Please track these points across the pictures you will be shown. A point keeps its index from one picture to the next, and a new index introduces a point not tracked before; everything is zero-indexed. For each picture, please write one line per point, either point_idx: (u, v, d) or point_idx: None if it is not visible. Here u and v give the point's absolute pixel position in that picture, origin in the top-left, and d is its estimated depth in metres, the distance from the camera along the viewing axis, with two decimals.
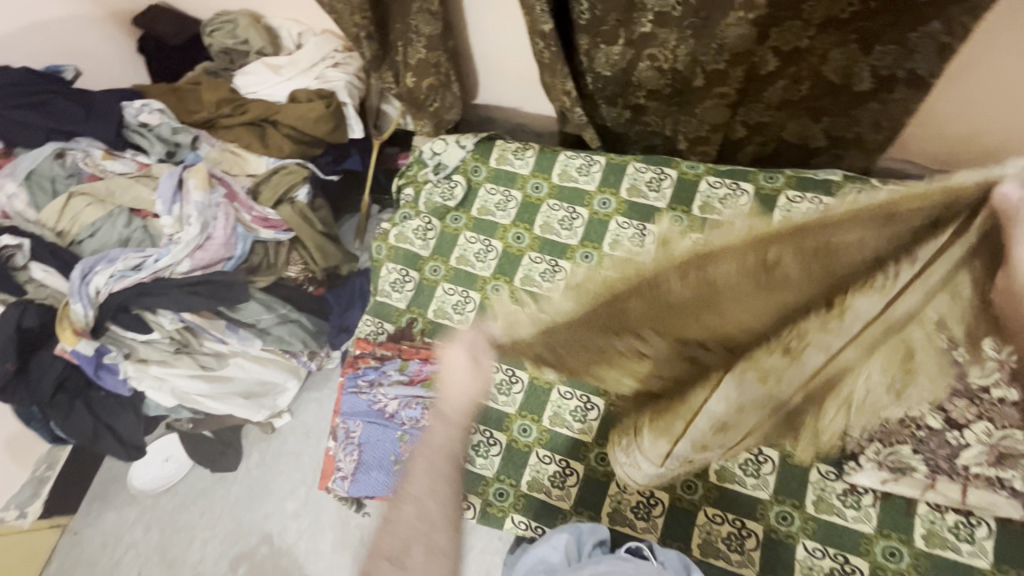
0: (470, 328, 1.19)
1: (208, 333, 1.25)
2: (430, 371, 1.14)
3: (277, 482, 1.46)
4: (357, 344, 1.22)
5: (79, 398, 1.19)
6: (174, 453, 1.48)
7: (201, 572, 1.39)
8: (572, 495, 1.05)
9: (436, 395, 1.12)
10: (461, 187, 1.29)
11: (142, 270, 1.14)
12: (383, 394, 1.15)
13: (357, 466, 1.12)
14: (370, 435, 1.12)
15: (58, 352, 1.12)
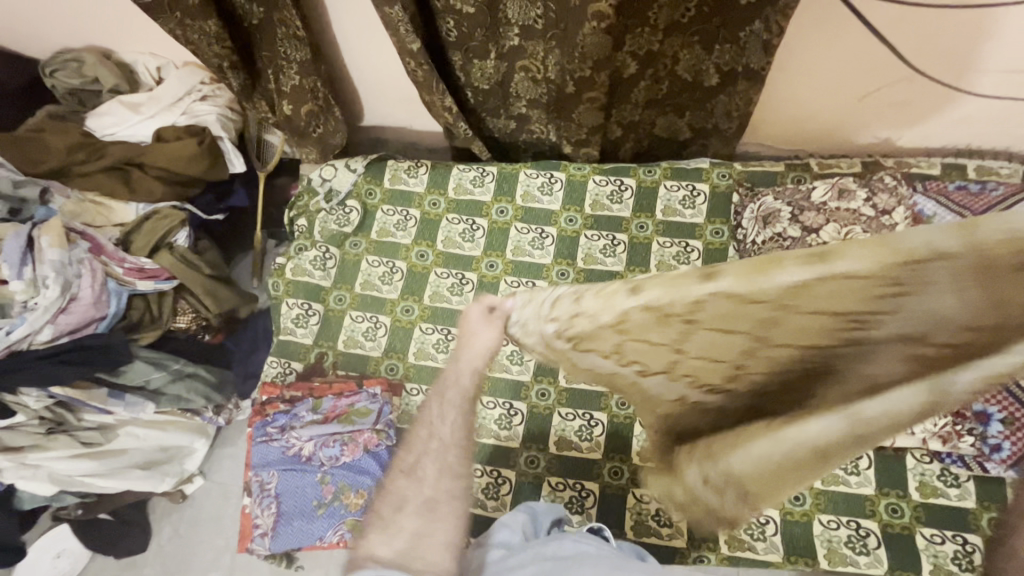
0: (385, 353, 1.16)
1: (87, 405, 1.11)
2: (349, 404, 1.10)
3: (195, 554, 1.33)
4: (261, 389, 1.14)
5: None
6: (66, 547, 1.30)
7: None
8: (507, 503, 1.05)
9: (355, 428, 1.07)
10: (357, 211, 1.26)
11: None
12: (296, 437, 1.07)
13: (277, 519, 1.04)
14: (287, 484, 1.05)
15: None
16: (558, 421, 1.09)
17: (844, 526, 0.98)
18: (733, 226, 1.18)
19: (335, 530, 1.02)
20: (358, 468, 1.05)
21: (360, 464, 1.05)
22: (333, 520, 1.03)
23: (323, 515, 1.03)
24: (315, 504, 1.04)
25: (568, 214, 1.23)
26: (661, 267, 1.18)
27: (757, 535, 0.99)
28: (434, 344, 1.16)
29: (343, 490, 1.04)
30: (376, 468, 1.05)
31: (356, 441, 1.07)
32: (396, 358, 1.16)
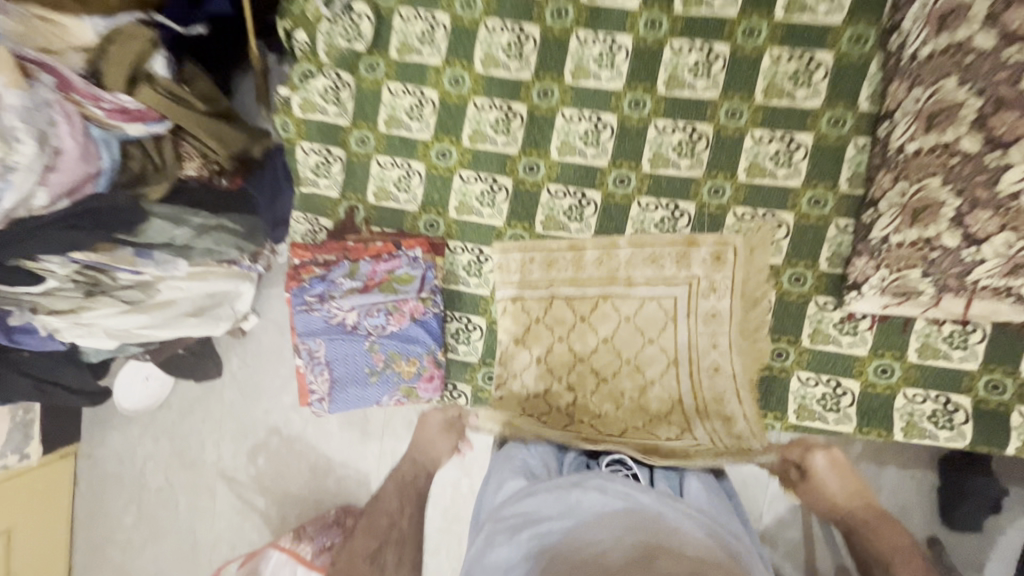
0: (422, 207, 1.11)
1: (118, 267, 1.04)
2: (392, 265, 0.97)
3: (266, 380, 1.61)
4: (293, 252, 0.99)
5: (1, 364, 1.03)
6: (151, 372, 1.58)
7: (224, 466, 1.65)
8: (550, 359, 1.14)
9: (398, 298, 0.95)
10: (368, 19, 1.02)
11: None
12: (338, 307, 0.95)
13: (332, 387, 0.95)
14: (337, 351, 0.95)
15: None
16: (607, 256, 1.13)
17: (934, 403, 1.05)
18: (883, 26, 0.99)
19: (389, 395, 1.00)
20: (407, 337, 0.96)
21: (409, 333, 0.96)
22: (386, 387, 0.99)
23: (377, 382, 0.98)
24: (367, 372, 0.98)
25: (651, 17, 1.04)
26: (768, 89, 1.05)
27: (831, 405, 1.09)
28: (478, 196, 1.10)
29: (393, 358, 0.97)
30: (426, 336, 0.96)
31: (401, 310, 0.96)
32: (435, 213, 1.11)
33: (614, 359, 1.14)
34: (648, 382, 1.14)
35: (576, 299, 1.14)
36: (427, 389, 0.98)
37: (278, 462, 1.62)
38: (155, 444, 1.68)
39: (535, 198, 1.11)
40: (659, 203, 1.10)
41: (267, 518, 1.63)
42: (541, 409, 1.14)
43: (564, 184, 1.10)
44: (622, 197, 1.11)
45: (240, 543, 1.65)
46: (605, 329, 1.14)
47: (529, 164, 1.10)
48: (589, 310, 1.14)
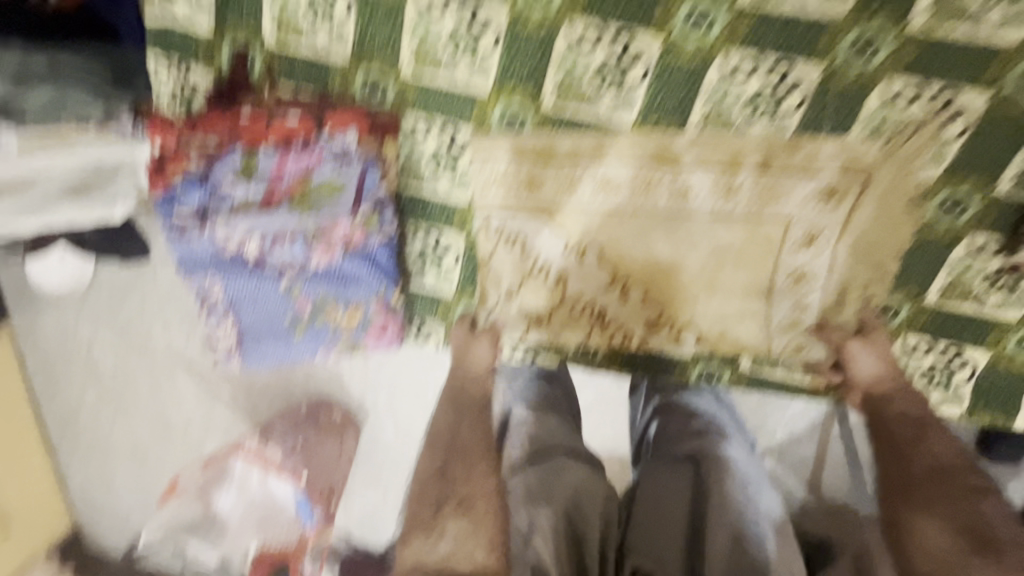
0: (356, 56, 0.87)
1: None
2: (352, 228, 0.92)
3: None
4: (150, 134, 0.87)
5: None
6: (65, 252, 1.33)
7: (178, 354, 1.48)
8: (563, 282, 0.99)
9: (322, 225, 0.91)
10: None
11: None
12: (229, 232, 0.90)
13: (242, 334, 1.07)
14: (250, 288, 0.99)
15: None
16: (638, 136, 0.88)
17: (937, 353, 0.99)
18: None
19: (323, 345, 1.09)
20: (341, 271, 0.97)
21: (342, 267, 0.97)
22: (317, 337, 1.07)
23: (306, 333, 1.06)
24: (291, 320, 1.04)
25: None
26: None
27: (938, 376, 1.00)
28: (449, 37, 0.84)
29: (324, 298, 1.01)
30: (363, 273, 0.98)
31: (330, 238, 0.93)
32: (375, 66, 0.88)
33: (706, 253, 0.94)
34: (723, 293, 0.97)
35: (618, 246, 0.95)
36: (374, 337, 1.08)
37: None
38: (95, 328, 1.48)
39: (548, 44, 0.83)
40: (772, 77, 0.81)
41: (236, 406, 1.52)
42: (606, 314, 1.01)
43: (599, 23, 0.81)
44: (695, 54, 0.81)
45: (212, 427, 1.56)
46: (698, 220, 0.92)
47: None
48: (664, 219, 0.92)
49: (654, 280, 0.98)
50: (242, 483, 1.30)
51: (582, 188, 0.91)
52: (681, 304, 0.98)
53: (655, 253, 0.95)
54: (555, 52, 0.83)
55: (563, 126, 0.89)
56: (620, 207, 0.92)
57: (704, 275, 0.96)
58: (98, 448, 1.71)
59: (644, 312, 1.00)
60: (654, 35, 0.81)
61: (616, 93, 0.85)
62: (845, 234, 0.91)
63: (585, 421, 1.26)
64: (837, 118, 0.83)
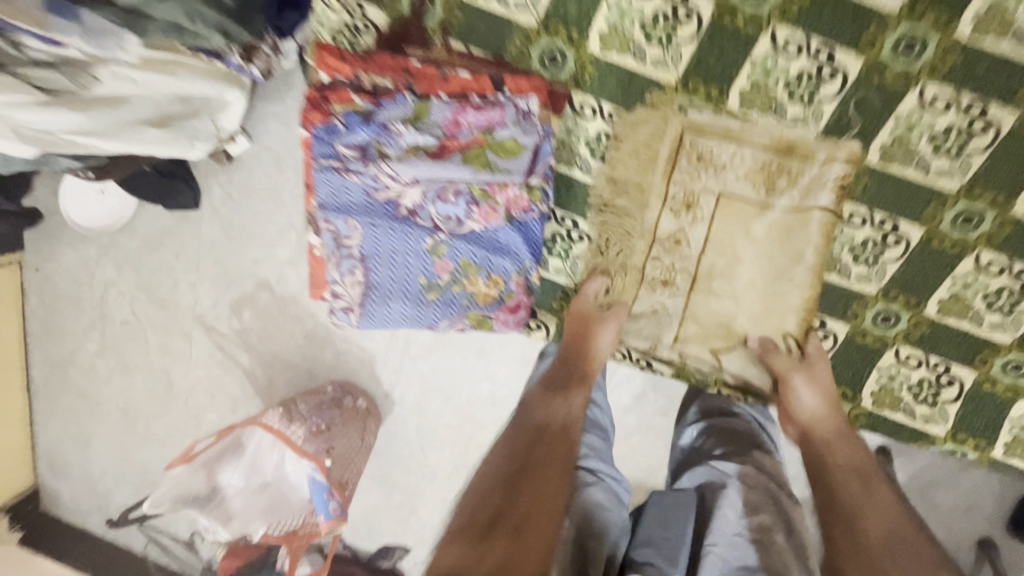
0: (542, 25, 0.96)
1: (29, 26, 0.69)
2: (520, 194, 0.99)
3: (257, 225, 1.26)
4: (320, 62, 0.93)
5: None
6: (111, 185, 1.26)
7: (202, 313, 1.39)
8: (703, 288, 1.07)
9: (490, 188, 0.96)
10: None
11: None
12: (390, 175, 0.94)
13: (366, 293, 1.02)
14: (389, 245, 0.98)
15: None
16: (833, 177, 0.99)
17: None
18: None
19: (452, 320, 1.07)
20: (491, 241, 1.01)
21: (497, 234, 1.02)
22: (448, 308, 1.05)
23: (437, 301, 1.04)
24: (426, 286, 1.02)
25: None
26: None
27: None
28: (648, 23, 0.94)
29: (466, 267, 1.02)
30: (514, 245, 1.03)
31: (492, 203, 0.98)
32: (559, 42, 0.97)
33: (784, 249, 1.03)
34: (747, 305, 1.07)
35: (721, 232, 1.04)
36: (509, 318, 1.09)
37: (267, 322, 1.36)
38: (118, 270, 1.39)
39: (745, 48, 0.93)
40: (962, 119, 0.91)
41: (251, 377, 1.43)
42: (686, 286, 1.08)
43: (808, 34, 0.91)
44: (899, 78, 0.91)
45: (219, 394, 1.48)
46: (781, 214, 1.02)
47: None
48: (757, 210, 1.02)
49: (747, 266, 1.05)
50: (253, 459, 1.22)
51: (733, 189, 1.02)
52: (756, 290, 1.06)
53: (728, 259, 1.05)
54: (754, 58, 0.94)
55: (714, 137, 1.00)
56: (738, 188, 1.02)
57: (768, 262, 1.04)
58: (85, 402, 1.60)
59: (733, 308, 1.08)
60: (851, 60, 0.91)
61: (801, 106, 0.96)
62: (992, 293, 1.00)
63: (622, 445, 1.21)
64: (1007, 185, 0.94)
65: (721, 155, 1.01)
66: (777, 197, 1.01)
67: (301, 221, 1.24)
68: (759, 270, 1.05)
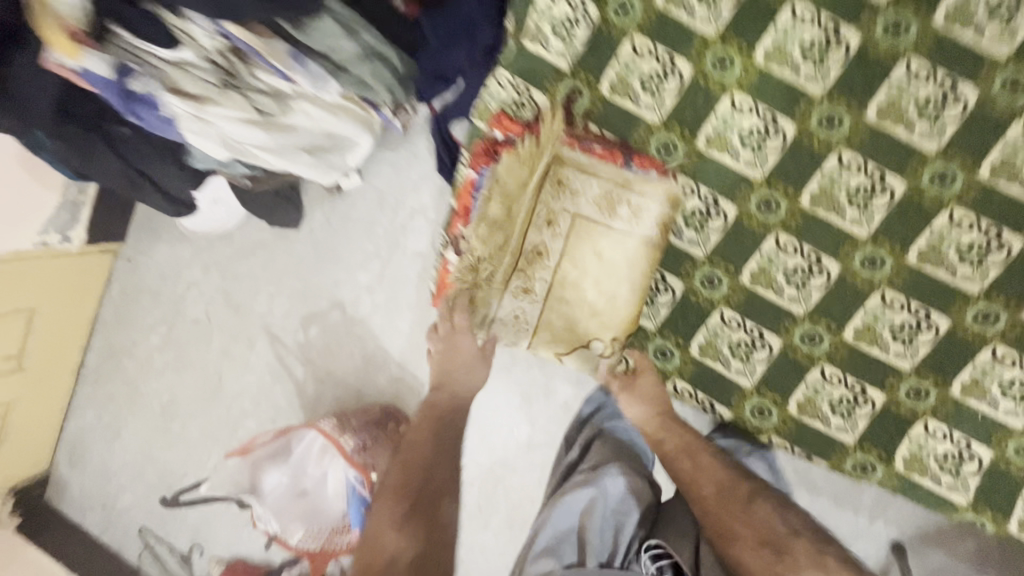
0: (663, 123, 0.93)
1: (269, 63, 0.82)
2: None
3: (346, 250, 1.41)
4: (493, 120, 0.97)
5: (98, 134, 0.83)
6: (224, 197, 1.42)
7: (272, 323, 1.51)
8: (755, 372, 1.02)
9: None
10: None
11: None
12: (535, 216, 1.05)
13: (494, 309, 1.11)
14: None
15: (48, 66, 0.70)
16: (875, 298, 0.94)
17: None
18: None
19: None
20: None
21: None
22: None
23: None
24: None
25: None
26: None
27: None
28: (744, 134, 0.91)
29: None
30: None
31: None
32: (675, 136, 0.94)
33: (626, 267, 0.99)
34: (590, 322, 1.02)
35: (559, 246, 1.00)
36: None
37: (331, 339, 1.47)
38: (205, 273, 1.53)
39: (820, 163, 0.90)
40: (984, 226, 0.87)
41: (301, 391, 1.51)
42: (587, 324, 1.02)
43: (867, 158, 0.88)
44: (935, 199, 0.88)
45: (263, 403, 1.55)
46: (619, 235, 0.98)
47: (827, 117, 0.87)
48: (595, 248, 0.99)
49: (605, 275, 1.00)
50: (297, 469, 1.28)
51: (638, 208, 0.96)
52: (602, 310, 1.01)
53: (586, 274, 1.00)
54: (825, 170, 0.90)
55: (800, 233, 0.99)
56: (573, 217, 0.99)
57: (599, 268, 0.99)
58: (130, 393, 1.67)
59: (580, 315, 1.02)
60: (894, 179, 0.88)
61: (858, 211, 0.91)
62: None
63: None
64: None
65: (575, 180, 0.97)
66: (652, 202, 0.95)
67: (388, 252, 1.39)
68: (594, 294, 1.01)
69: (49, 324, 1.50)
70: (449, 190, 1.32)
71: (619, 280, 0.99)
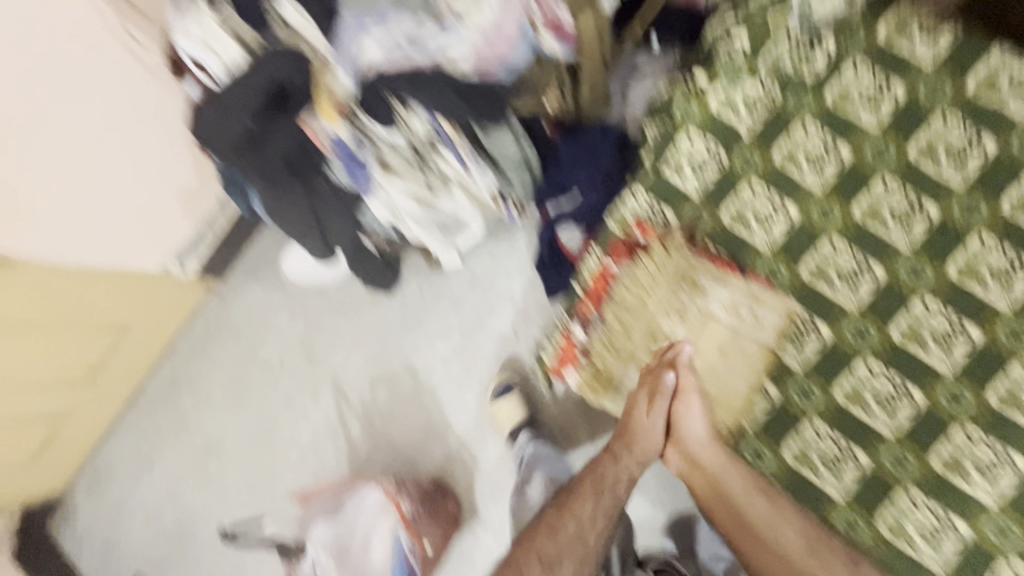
0: (772, 252, 0.95)
1: (453, 149, 0.99)
2: None
3: (432, 321, 1.52)
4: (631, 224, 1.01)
5: (301, 181, 0.95)
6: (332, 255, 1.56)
7: (342, 378, 1.57)
8: (848, 489, 0.88)
9: None
10: (826, 57, 0.93)
11: (422, 50, 0.92)
12: None
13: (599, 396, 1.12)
14: None
15: (309, 132, 0.93)
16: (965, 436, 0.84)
17: None
18: None
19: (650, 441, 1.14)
20: None
21: None
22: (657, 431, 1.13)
23: None
24: None
25: None
26: None
27: None
28: (842, 271, 0.92)
29: None
30: None
31: None
32: (783, 265, 0.94)
33: (751, 371, 0.94)
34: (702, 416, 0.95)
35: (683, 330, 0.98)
36: None
37: (397, 403, 1.52)
38: (291, 321, 1.63)
39: (910, 305, 0.89)
40: None
41: (353, 450, 1.53)
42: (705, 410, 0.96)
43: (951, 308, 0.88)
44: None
45: (311, 458, 1.57)
46: (747, 337, 0.94)
47: (914, 267, 0.89)
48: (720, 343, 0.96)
49: (733, 375, 0.95)
50: (345, 531, 1.31)
51: (765, 315, 0.93)
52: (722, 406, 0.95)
53: (713, 366, 0.96)
54: (914, 312, 0.88)
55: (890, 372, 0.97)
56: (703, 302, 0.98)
57: (721, 365, 0.96)
58: (180, 425, 1.69)
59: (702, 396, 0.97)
60: (972, 326, 0.86)
61: (947, 354, 0.87)
62: None
63: None
64: None
65: (713, 286, 0.97)
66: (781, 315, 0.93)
67: (471, 329, 1.49)
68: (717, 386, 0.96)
69: (135, 341, 1.58)
70: (541, 283, 1.45)
71: (739, 374, 0.94)
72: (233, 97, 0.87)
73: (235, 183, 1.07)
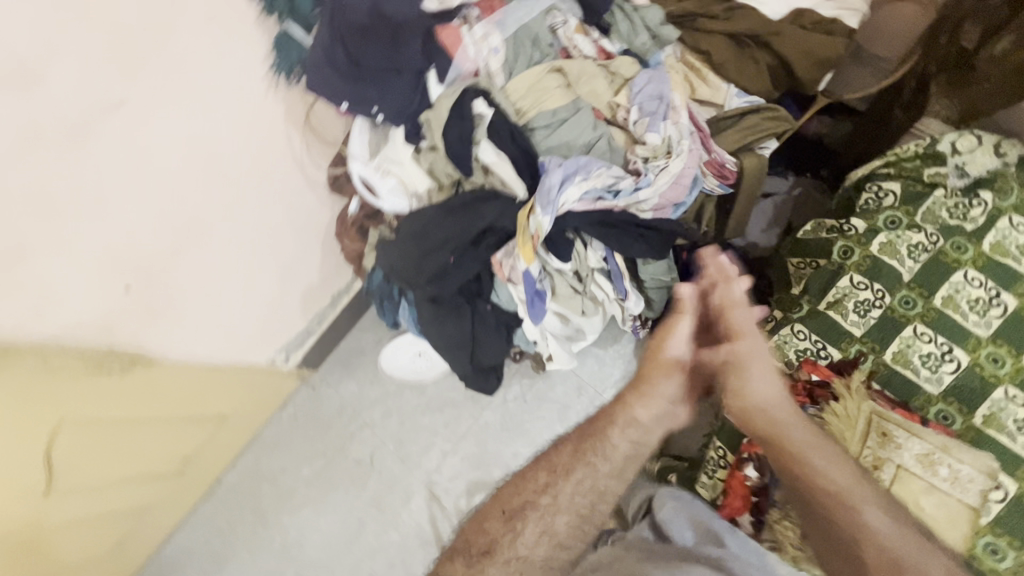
0: (942, 395, 0.94)
1: (619, 282, 1.03)
2: None
3: (534, 427, 1.50)
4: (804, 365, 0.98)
5: (472, 305, 1.01)
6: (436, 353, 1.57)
7: (436, 482, 1.52)
8: None
9: None
10: (986, 210, 0.98)
11: (618, 197, 0.93)
12: None
13: None
14: None
15: (497, 263, 0.96)
16: None
17: None
18: None
19: None
20: None
21: None
22: None
23: None
24: None
25: None
26: None
27: None
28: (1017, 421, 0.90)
29: None
30: None
31: None
32: (953, 408, 0.93)
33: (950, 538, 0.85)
34: None
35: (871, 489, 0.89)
36: None
37: None
38: (384, 417, 1.60)
39: None
40: None
41: None
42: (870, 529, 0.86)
43: None
44: None
45: (398, 567, 1.49)
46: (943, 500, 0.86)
47: None
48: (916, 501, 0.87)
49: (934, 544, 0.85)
50: None
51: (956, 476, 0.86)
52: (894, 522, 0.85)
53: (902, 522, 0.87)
54: None
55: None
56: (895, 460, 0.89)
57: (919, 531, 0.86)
58: (256, 522, 1.60)
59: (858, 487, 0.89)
60: None
61: None
62: None
63: None
64: None
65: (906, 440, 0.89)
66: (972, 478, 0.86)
67: None
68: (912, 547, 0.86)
69: (228, 432, 1.54)
70: None
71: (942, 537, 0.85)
72: (434, 225, 0.94)
73: (388, 297, 1.12)
